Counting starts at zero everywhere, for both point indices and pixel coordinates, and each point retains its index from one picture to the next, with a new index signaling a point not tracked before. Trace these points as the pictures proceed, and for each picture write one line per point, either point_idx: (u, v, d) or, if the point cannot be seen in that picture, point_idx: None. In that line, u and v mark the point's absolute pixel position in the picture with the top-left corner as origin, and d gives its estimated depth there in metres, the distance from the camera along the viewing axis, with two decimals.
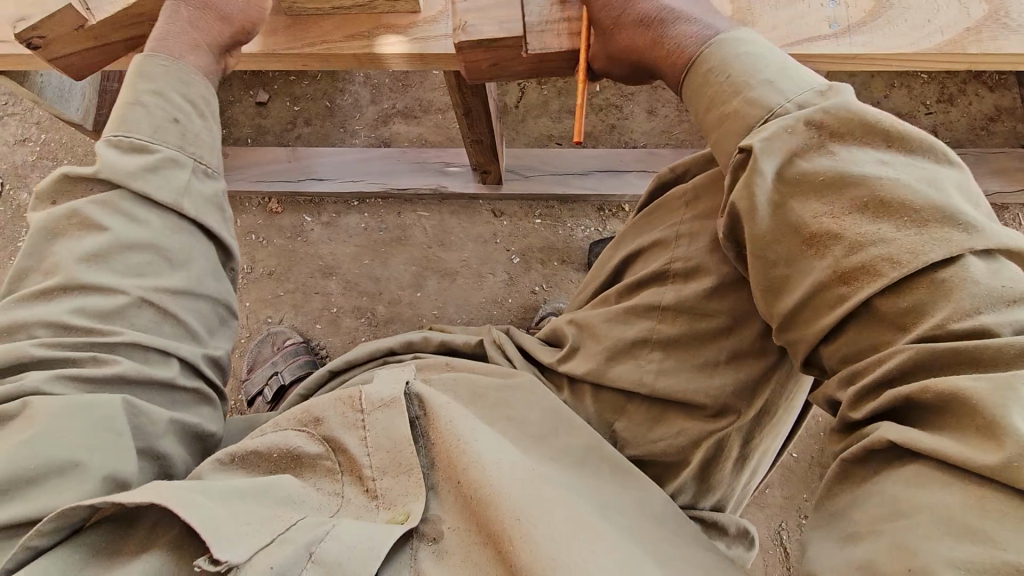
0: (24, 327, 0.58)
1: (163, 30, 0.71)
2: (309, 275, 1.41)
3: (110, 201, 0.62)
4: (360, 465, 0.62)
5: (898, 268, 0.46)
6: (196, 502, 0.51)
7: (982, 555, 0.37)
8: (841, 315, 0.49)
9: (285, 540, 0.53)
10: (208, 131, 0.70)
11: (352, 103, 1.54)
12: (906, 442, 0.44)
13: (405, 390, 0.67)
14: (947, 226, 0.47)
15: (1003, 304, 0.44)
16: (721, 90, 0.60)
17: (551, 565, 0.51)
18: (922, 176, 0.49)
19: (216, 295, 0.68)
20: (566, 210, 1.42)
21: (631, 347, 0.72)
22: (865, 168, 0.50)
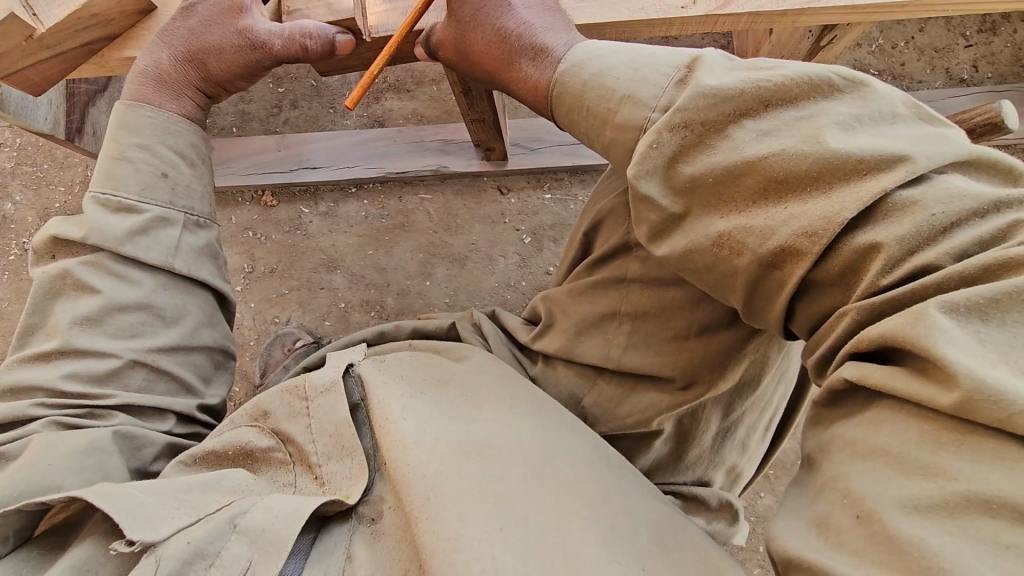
0: (26, 390, 0.58)
1: (141, 72, 0.69)
2: (313, 270, 1.35)
3: (98, 262, 0.61)
4: (308, 454, 0.59)
5: (819, 242, 0.38)
6: (114, 492, 0.49)
7: (938, 492, 0.32)
8: (787, 297, 0.41)
9: (210, 517, 0.49)
10: (197, 181, 0.68)
11: (340, 81, 1.44)
12: (861, 380, 0.37)
13: (344, 372, 0.66)
14: (851, 178, 0.37)
15: (938, 235, 0.36)
16: (587, 101, 0.51)
17: (449, 546, 0.48)
18: (807, 127, 0.39)
19: (211, 344, 0.68)
20: (576, 179, 1.34)
21: (601, 321, 0.66)
22: (745, 131, 0.41)
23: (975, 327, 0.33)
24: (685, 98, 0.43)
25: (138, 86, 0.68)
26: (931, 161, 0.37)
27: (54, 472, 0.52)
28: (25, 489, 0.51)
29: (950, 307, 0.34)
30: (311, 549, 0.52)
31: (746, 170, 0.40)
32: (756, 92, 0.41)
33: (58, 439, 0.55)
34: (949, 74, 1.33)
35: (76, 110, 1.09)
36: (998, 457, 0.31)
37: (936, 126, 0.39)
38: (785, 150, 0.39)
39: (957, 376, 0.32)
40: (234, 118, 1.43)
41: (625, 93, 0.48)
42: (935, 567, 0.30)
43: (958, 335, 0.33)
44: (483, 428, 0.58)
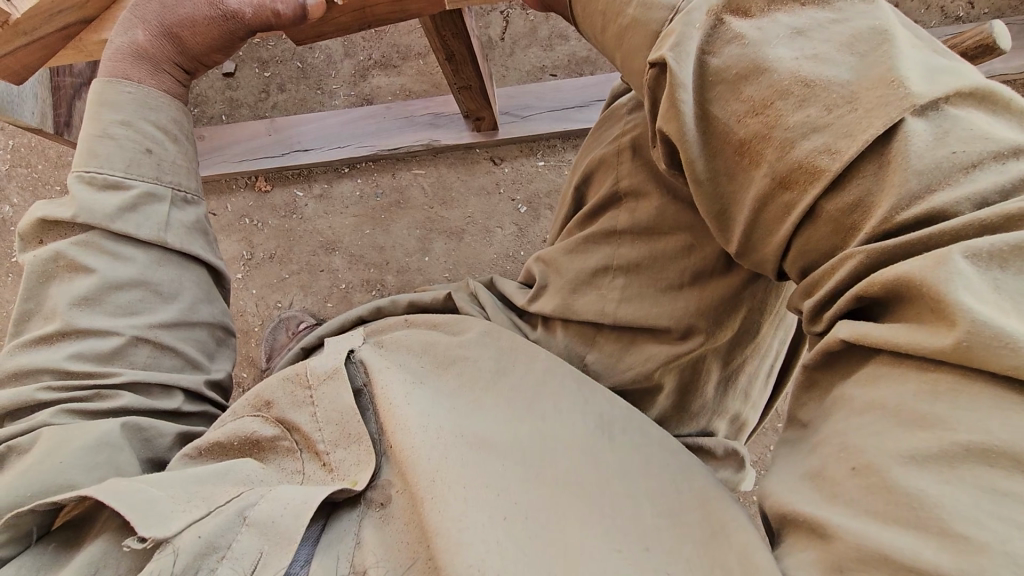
0: (30, 373, 0.58)
1: (115, 50, 0.68)
2: (311, 253, 1.35)
3: (91, 242, 0.61)
4: (315, 441, 0.55)
5: (839, 159, 0.36)
6: (125, 486, 0.47)
7: (939, 441, 0.31)
8: (790, 225, 0.39)
9: (221, 509, 0.47)
10: (182, 156, 0.69)
11: (325, 60, 1.43)
12: (857, 337, 0.36)
13: (345, 359, 0.62)
14: (885, 99, 0.35)
15: (959, 174, 0.34)
16: (608, 6, 0.51)
17: (456, 527, 0.44)
18: (838, 34, 0.38)
19: (211, 320, 0.69)
20: (569, 145, 1.33)
21: (595, 276, 0.66)
22: (777, 53, 0.40)
23: (990, 274, 0.31)
24: (702, 39, 0.42)
25: (116, 62, 0.68)
26: (949, 89, 0.35)
27: (68, 470, 0.52)
28: (41, 484, 0.51)
29: (971, 253, 0.32)
30: (322, 535, 0.49)
31: (762, 108, 0.39)
32: (781, 28, 0.40)
33: (67, 432, 0.54)
34: (945, 12, 1.30)
35: (63, 103, 1.09)
36: (995, 404, 0.30)
37: (948, 61, 0.38)
38: (809, 77, 0.38)
39: (961, 319, 0.31)
40: (223, 105, 1.42)
41: (633, 10, 0.49)
42: (933, 516, 0.30)
43: (977, 282, 0.31)
44: (489, 421, 0.55)
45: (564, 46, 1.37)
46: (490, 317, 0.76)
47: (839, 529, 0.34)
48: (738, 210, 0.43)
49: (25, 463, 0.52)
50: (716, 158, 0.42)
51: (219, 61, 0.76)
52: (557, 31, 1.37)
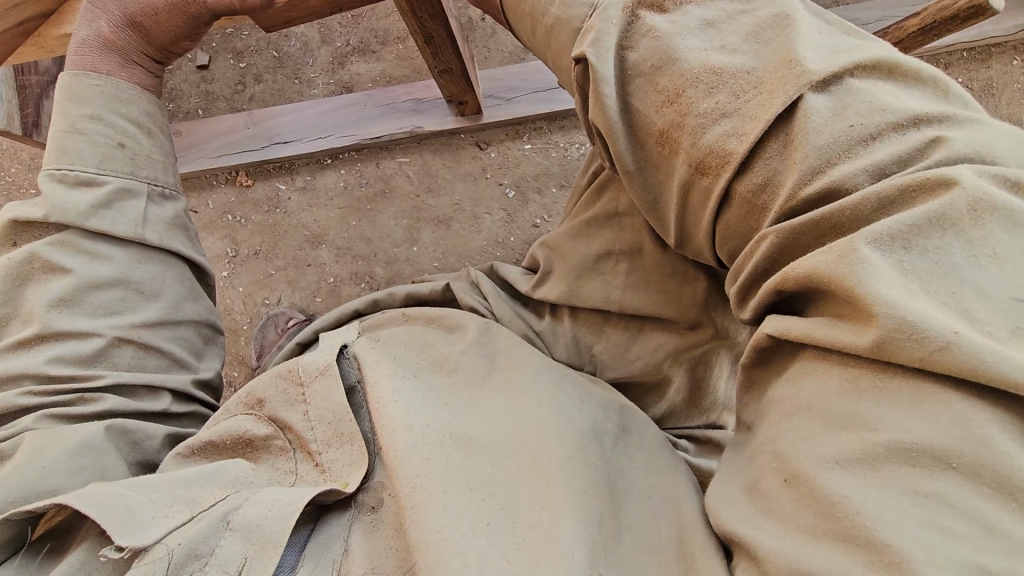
0: (13, 380, 0.56)
1: (80, 45, 0.65)
2: (298, 247, 1.32)
3: (67, 240, 0.58)
4: (307, 442, 0.50)
5: (744, 140, 0.37)
6: (103, 492, 0.43)
7: (858, 444, 0.30)
8: (711, 210, 0.40)
9: (204, 514, 0.43)
10: (157, 149, 0.66)
11: (301, 48, 1.39)
12: (783, 331, 0.36)
13: (338, 353, 0.56)
14: (785, 79, 0.37)
15: (859, 146, 0.34)
16: (534, 8, 0.52)
17: (433, 540, 0.41)
18: (748, 21, 0.41)
19: (197, 317, 0.67)
20: (555, 126, 1.30)
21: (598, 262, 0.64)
22: (687, 45, 0.42)
23: (897, 256, 0.31)
24: (620, 35, 0.45)
25: (82, 56, 0.65)
26: (849, 62, 0.37)
27: (52, 475, 0.49)
28: (23, 491, 0.48)
29: (875, 240, 0.31)
30: (309, 541, 0.45)
31: (674, 97, 0.41)
32: (692, 21, 0.43)
33: (51, 436, 0.52)
34: None
35: (30, 103, 1.05)
36: (915, 396, 0.29)
37: (856, 40, 0.40)
38: (716, 65, 0.40)
39: (877, 314, 0.30)
40: (199, 99, 1.38)
41: (557, 9, 0.50)
42: (858, 525, 0.29)
43: (881, 268, 0.31)
44: (481, 416, 0.51)
45: None
46: (492, 307, 0.73)
47: (767, 553, 0.33)
48: (668, 200, 0.44)
49: (4, 470, 0.49)
50: (642, 150, 0.44)
51: (188, 48, 0.73)
52: None
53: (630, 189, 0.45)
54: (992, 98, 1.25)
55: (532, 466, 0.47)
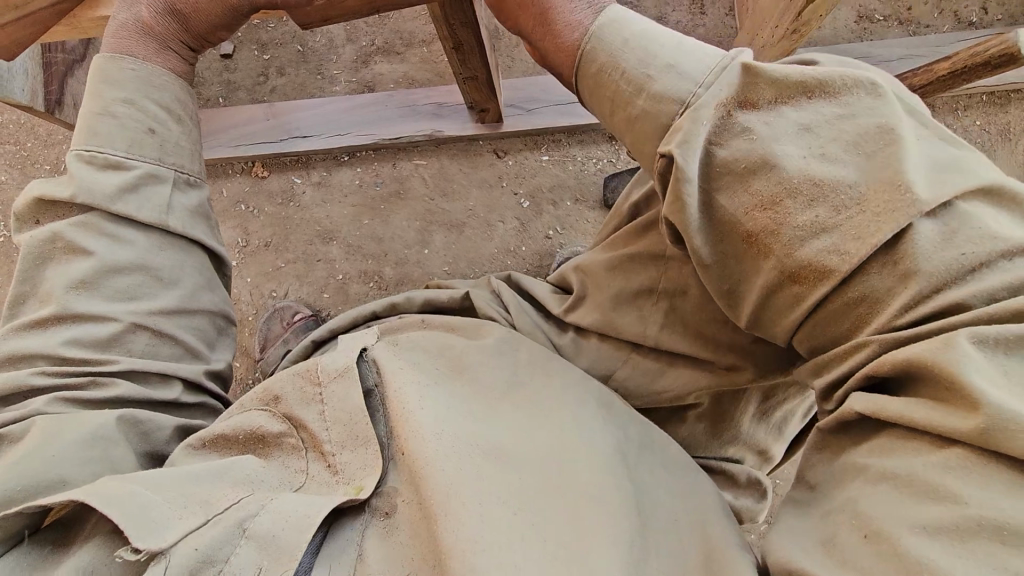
0: (27, 358, 0.56)
1: (120, 28, 0.65)
2: (308, 242, 1.32)
3: (90, 223, 0.58)
4: (321, 441, 0.50)
5: (847, 261, 0.37)
6: (113, 488, 0.42)
7: (946, 514, 0.32)
8: (798, 314, 0.40)
9: (218, 519, 0.42)
10: (188, 137, 0.65)
11: (326, 44, 1.39)
12: (871, 409, 0.37)
13: (358, 356, 0.56)
14: (893, 204, 0.36)
15: (968, 274, 0.35)
16: (616, 96, 0.48)
17: (472, 551, 0.41)
18: (847, 127, 0.38)
19: (212, 308, 0.66)
20: (574, 140, 1.30)
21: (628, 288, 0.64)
22: (784, 152, 0.40)
23: (999, 359, 0.33)
24: (711, 129, 0.42)
25: (121, 40, 0.65)
26: (957, 189, 0.36)
27: (60, 465, 0.49)
28: (32, 481, 0.48)
29: (979, 338, 0.33)
30: (323, 545, 0.45)
31: (770, 204, 0.40)
32: (788, 124, 0.40)
33: (61, 425, 0.51)
34: (958, 17, 1.29)
35: (54, 81, 1.06)
36: (1012, 483, 0.31)
37: (956, 150, 0.38)
38: (817, 177, 0.38)
39: (984, 404, 0.32)
40: (220, 87, 1.38)
41: (643, 101, 0.46)
42: None
43: (984, 363, 0.33)
44: (506, 424, 0.52)
45: None
46: (512, 319, 0.74)
47: None
48: (748, 291, 0.43)
49: (15, 452, 0.49)
50: (723, 242, 0.43)
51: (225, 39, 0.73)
52: None
53: (703, 276, 0.45)
54: (1011, 142, 1.26)
55: (561, 476, 0.48)
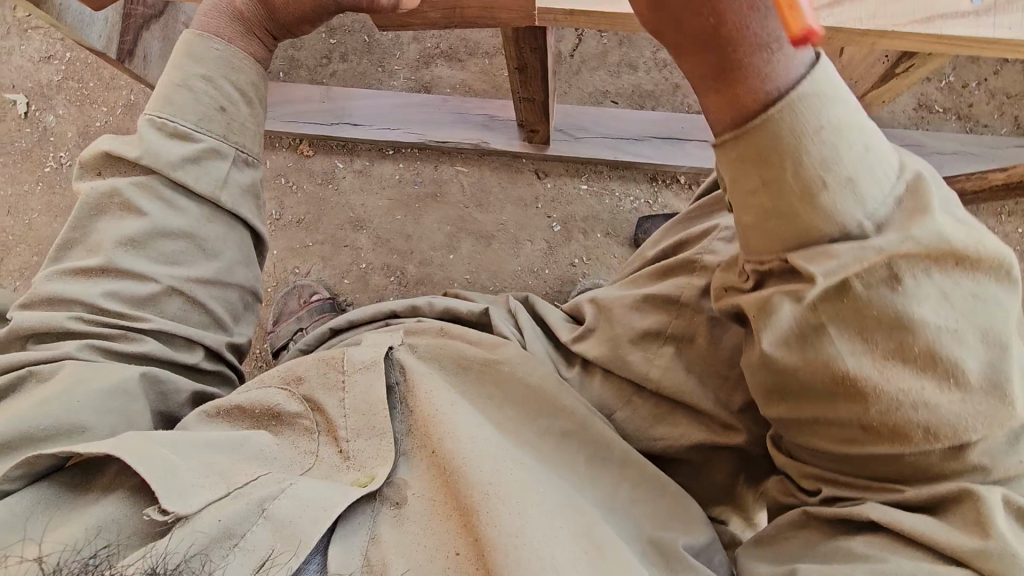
0: (66, 302, 0.58)
1: (213, 8, 0.67)
2: (339, 227, 1.34)
3: (150, 185, 0.61)
4: (337, 428, 0.50)
5: (931, 440, 0.40)
6: (145, 447, 0.43)
7: None
8: (839, 445, 0.44)
9: (241, 493, 0.43)
10: (254, 120, 0.67)
11: (392, 40, 1.42)
12: (888, 523, 0.42)
13: (386, 354, 0.55)
14: (997, 411, 0.39)
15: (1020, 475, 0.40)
16: (783, 180, 0.42)
17: (515, 548, 0.42)
18: (984, 313, 0.39)
19: (244, 283, 0.68)
20: (615, 174, 1.31)
21: (644, 336, 0.66)
22: (925, 315, 0.39)
23: (1013, 523, 0.39)
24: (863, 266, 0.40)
25: (210, 20, 0.66)
26: None
27: (80, 410, 0.51)
28: (52, 419, 0.49)
29: (1010, 504, 0.39)
30: (336, 527, 0.45)
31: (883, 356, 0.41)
32: (939, 285, 0.39)
33: (88, 372, 0.53)
34: (1017, 123, 1.29)
35: (131, 32, 1.09)
36: None
37: None
38: (943, 355, 0.39)
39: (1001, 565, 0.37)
40: (283, 63, 1.42)
41: (805, 199, 0.42)
42: None
43: (1008, 523, 0.39)
44: (537, 440, 0.54)
45: (631, 75, 1.36)
46: (525, 343, 0.75)
47: None
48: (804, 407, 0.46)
49: (43, 392, 0.51)
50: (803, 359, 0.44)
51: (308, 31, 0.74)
52: (628, 60, 1.35)
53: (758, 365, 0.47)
54: None
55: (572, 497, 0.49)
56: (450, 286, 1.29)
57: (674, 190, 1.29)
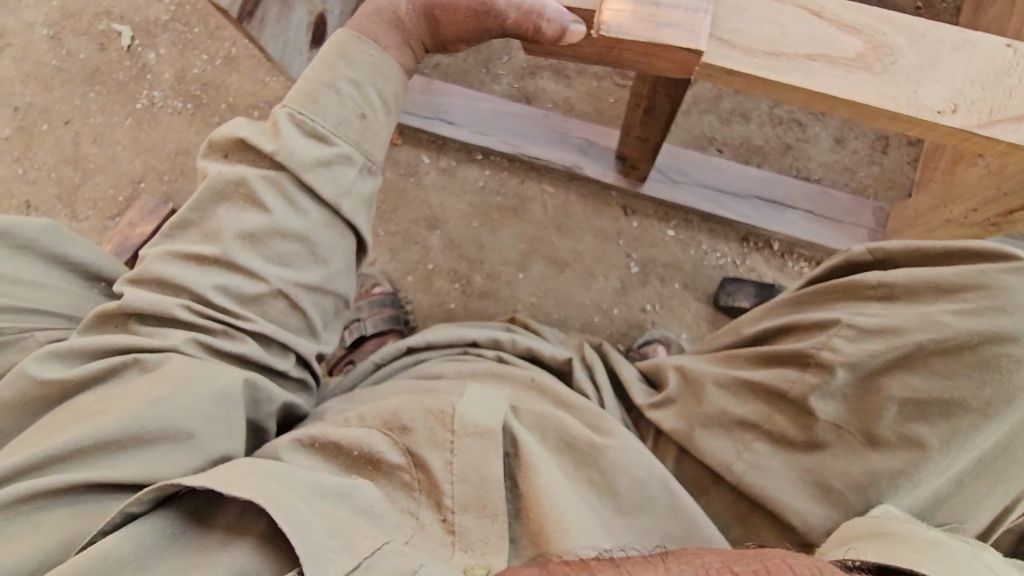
0: (173, 286, 0.56)
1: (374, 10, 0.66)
2: (413, 222, 1.32)
3: (278, 181, 0.58)
4: (443, 494, 0.48)
5: None
6: (279, 494, 0.42)
7: None
8: None
9: (374, 564, 0.41)
10: (389, 131, 0.65)
11: (501, 43, 1.38)
12: None
13: (503, 422, 0.52)
14: None
15: None
16: None
17: None
18: None
19: (344, 293, 0.65)
20: (704, 226, 1.26)
21: (737, 429, 0.57)
22: None
23: None
24: None
25: (369, 23, 0.65)
26: None
27: (183, 413, 0.49)
28: (154, 420, 0.48)
29: None
30: None
31: None
32: None
33: (191, 371, 0.51)
34: None
35: None
36: None
37: None
38: None
39: None
40: None
41: None
42: None
43: None
44: (639, 542, 0.52)
45: (742, 126, 1.32)
46: (604, 406, 0.70)
47: None
48: None
49: (148, 389, 0.49)
50: None
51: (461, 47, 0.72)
52: (742, 108, 1.33)
53: None
54: None
55: None
56: (514, 306, 1.26)
57: (762, 255, 1.24)
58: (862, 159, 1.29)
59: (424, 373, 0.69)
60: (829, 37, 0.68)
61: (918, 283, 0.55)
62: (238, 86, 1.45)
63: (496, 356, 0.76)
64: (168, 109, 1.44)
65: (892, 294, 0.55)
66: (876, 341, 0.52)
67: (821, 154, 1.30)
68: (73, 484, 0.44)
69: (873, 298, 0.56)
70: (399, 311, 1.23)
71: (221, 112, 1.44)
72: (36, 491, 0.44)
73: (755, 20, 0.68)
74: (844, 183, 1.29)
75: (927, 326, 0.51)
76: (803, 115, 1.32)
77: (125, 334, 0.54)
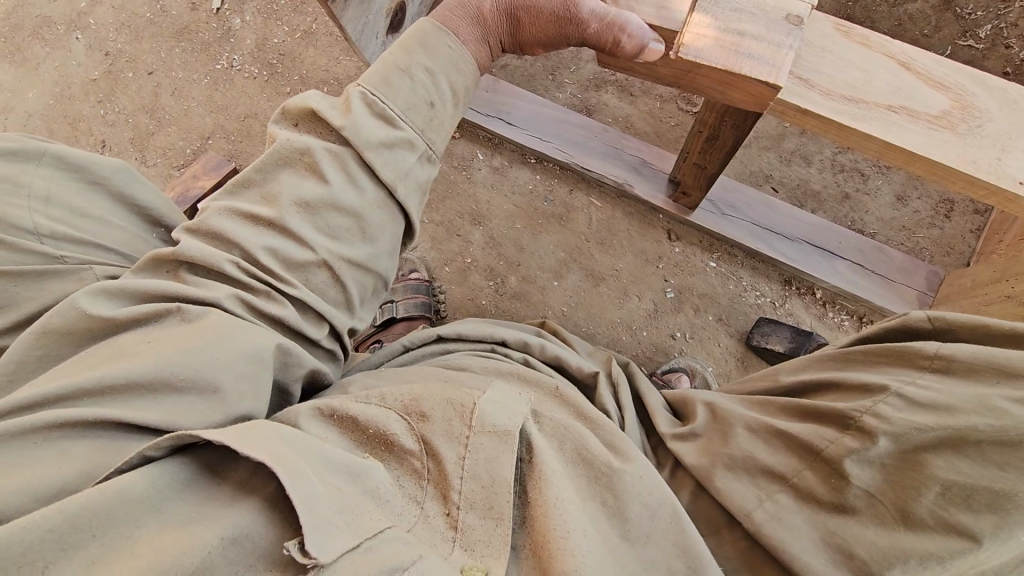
0: (227, 241, 0.58)
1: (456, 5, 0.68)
2: (458, 215, 1.33)
3: (340, 156, 0.60)
4: (450, 487, 0.48)
5: None
6: (292, 461, 0.42)
7: None
8: None
9: (370, 548, 0.42)
10: (452, 123, 0.67)
11: (571, 54, 1.40)
12: None
13: (521, 429, 0.53)
14: None
15: None
16: None
17: None
18: None
19: (384, 273, 0.67)
20: (748, 263, 1.24)
21: (759, 480, 0.57)
22: None
23: None
24: None
25: (451, 15, 0.67)
26: None
27: (217, 366, 0.51)
28: (189, 367, 0.49)
29: None
30: None
31: None
32: None
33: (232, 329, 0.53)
34: None
35: None
36: None
37: None
38: None
39: None
40: None
41: None
42: None
43: None
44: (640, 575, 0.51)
45: (801, 168, 1.30)
46: (624, 427, 0.70)
47: None
48: None
49: (188, 338, 0.51)
50: None
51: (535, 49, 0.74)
52: (804, 152, 1.30)
53: None
54: None
55: None
56: (543, 312, 1.26)
57: (803, 301, 1.21)
58: (924, 219, 1.25)
59: (454, 365, 0.71)
60: (909, 90, 0.66)
61: (979, 361, 0.51)
62: (313, 61, 1.50)
63: (522, 359, 0.76)
64: (243, 73, 1.50)
65: (947, 368, 0.52)
66: (924, 414, 0.49)
67: (879, 207, 1.26)
68: (101, 419, 0.46)
69: (925, 368, 0.53)
70: (430, 300, 1.24)
71: (292, 83, 1.48)
72: (62, 419, 0.45)
73: (838, 63, 0.67)
74: (901, 241, 1.24)
75: (981, 409, 0.47)
76: (867, 166, 1.29)
77: (172, 281, 0.56)
